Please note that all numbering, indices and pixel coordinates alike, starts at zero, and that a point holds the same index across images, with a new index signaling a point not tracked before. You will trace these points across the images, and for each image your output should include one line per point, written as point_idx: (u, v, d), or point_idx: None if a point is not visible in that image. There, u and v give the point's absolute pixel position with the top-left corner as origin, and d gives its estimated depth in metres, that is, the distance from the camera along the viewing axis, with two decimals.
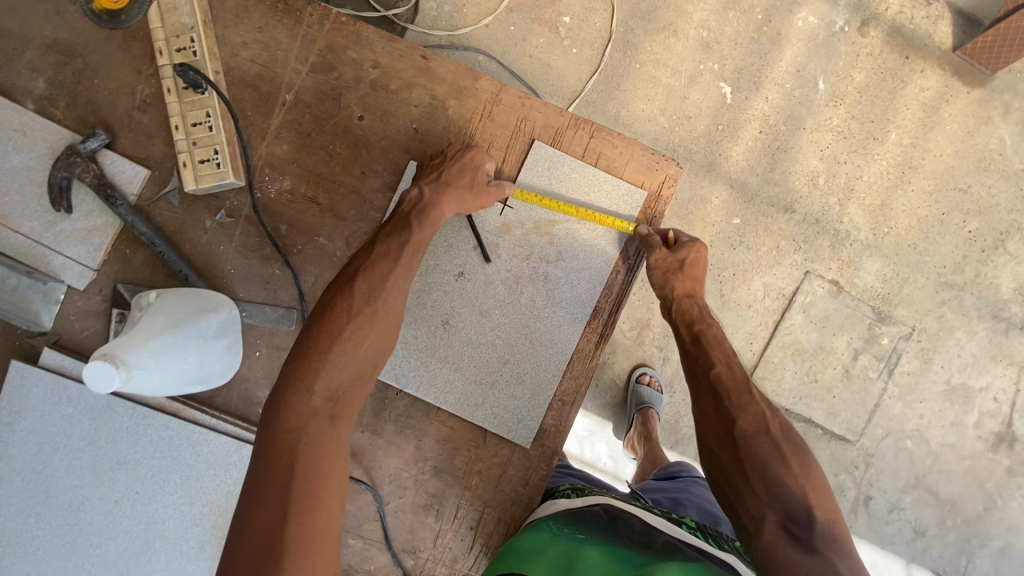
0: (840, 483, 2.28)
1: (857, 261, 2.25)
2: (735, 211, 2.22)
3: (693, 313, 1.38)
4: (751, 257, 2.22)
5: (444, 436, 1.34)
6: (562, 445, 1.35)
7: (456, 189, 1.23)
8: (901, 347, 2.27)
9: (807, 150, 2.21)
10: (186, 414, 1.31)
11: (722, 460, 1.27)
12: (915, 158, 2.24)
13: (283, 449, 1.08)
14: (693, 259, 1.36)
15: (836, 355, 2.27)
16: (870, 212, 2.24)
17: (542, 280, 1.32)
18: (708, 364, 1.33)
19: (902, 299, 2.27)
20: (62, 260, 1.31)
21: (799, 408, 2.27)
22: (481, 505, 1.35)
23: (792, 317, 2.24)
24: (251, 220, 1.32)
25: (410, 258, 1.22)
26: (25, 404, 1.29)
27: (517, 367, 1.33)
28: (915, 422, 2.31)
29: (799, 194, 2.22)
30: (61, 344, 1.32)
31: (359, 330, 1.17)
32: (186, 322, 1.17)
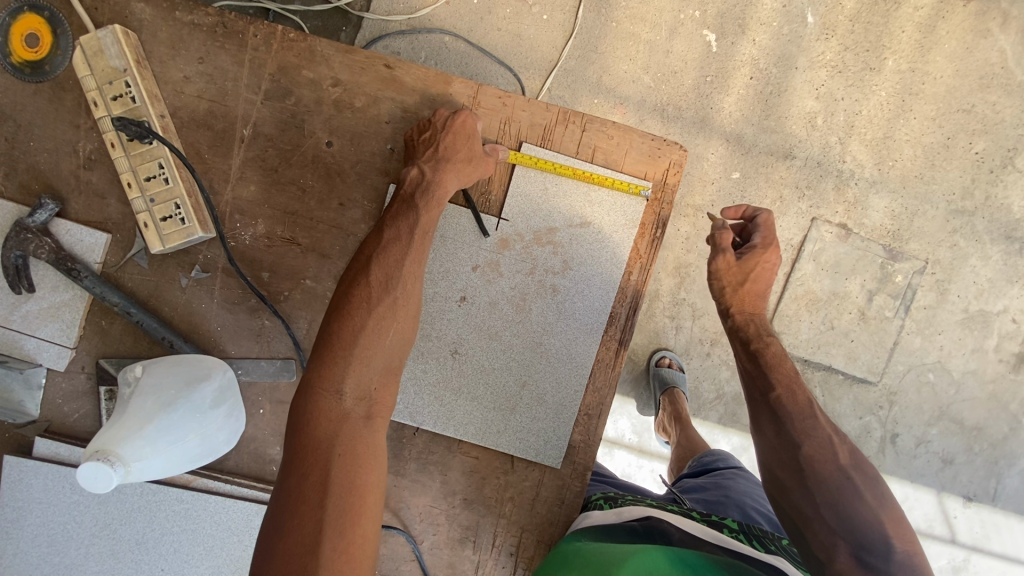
0: (865, 425, 2.13)
1: (863, 200, 2.04)
2: (735, 165, 2.02)
3: (752, 328, 1.39)
4: None
5: (470, 467, 1.29)
6: (594, 459, 1.29)
7: (456, 164, 1.13)
8: (915, 282, 2.07)
9: (801, 91, 2.01)
10: (197, 484, 1.24)
11: (788, 487, 1.23)
12: (914, 83, 2.01)
13: (317, 459, 0.96)
14: (758, 272, 1.39)
15: (851, 298, 2.07)
16: (873, 147, 2.03)
17: (550, 294, 1.23)
18: (767, 387, 1.31)
19: (913, 233, 2.06)
20: (36, 342, 1.22)
21: (818, 356, 2.09)
22: (518, 530, 1.29)
23: (802, 267, 2.06)
24: (229, 271, 1.22)
25: (421, 240, 1.11)
26: (28, 498, 1.22)
27: (536, 388, 1.25)
28: (936, 354, 2.12)
29: (795, 139, 2.02)
30: (53, 430, 1.23)
31: (381, 321, 1.05)
32: (180, 399, 1.09)
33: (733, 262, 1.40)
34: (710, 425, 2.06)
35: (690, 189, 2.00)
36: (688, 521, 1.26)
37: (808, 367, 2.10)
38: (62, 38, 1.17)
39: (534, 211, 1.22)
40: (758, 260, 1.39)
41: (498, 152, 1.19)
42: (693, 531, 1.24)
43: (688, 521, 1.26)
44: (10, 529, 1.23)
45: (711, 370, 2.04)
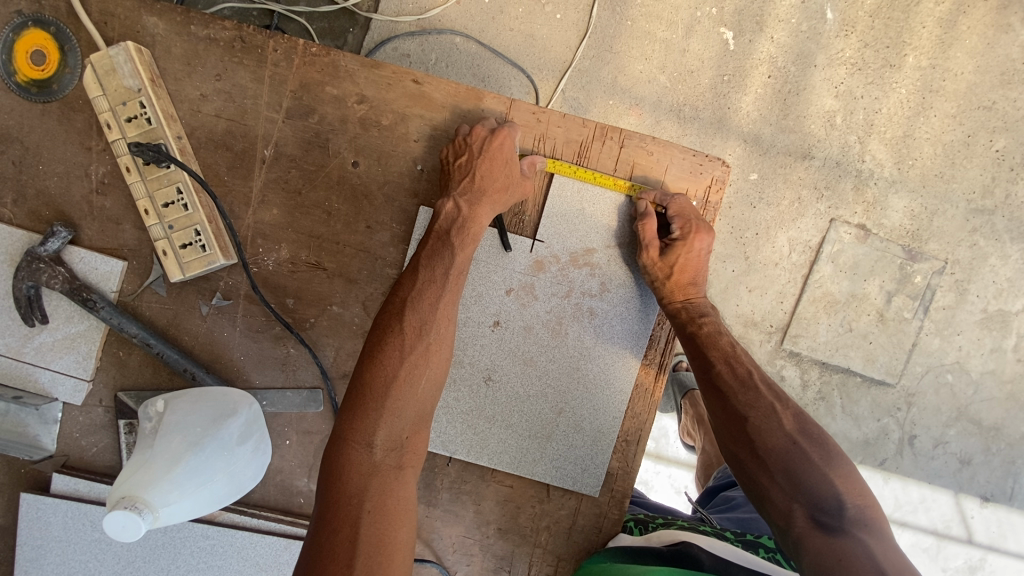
0: (883, 427, 1.96)
1: (883, 201, 1.88)
2: (751, 166, 1.88)
3: (685, 316, 1.16)
4: (772, 214, 1.88)
5: (504, 496, 1.24)
6: (633, 486, 1.24)
7: (491, 195, 1.10)
8: (935, 283, 1.91)
9: (820, 90, 1.85)
10: (223, 519, 1.19)
11: (740, 460, 1.09)
12: (935, 80, 1.86)
13: (348, 513, 0.92)
14: (689, 255, 1.14)
15: (870, 300, 1.91)
16: (892, 146, 1.87)
17: (587, 316, 1.18)
18: (708, 363, 1.14)
19: (932, 233, 1.90)
20: (50, 375, 1.17)
21: (836, 359, 1.93)
22: (554, 559, 1.24)
23: (821, 269, 1.89)
24: (252, 299, 1.17)
25: (454, 282, 1.07)
26: (47, 536, 1.18)
27: (573, 415, 1.20)
28: (955, 355, 1.95)
29: (814, 137, 1.87)
30: (70, 465, 1.19)
31: (413, 368, 1.02)
32: (206, 437, 1.04)
33: (657, 257, 1.13)
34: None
35: None
36: (718, 544, 1.21)
37: (825, 370, 1.94)
38: (70, 54, 1.11)
39: (570, 231, 1.17)
40: (682, 251, 1.13)
41: (536, 163, 1.14)
42: (723, 553, 1.18)
43: (717, 543, 1.21)
44: (29, 567, 1.19)
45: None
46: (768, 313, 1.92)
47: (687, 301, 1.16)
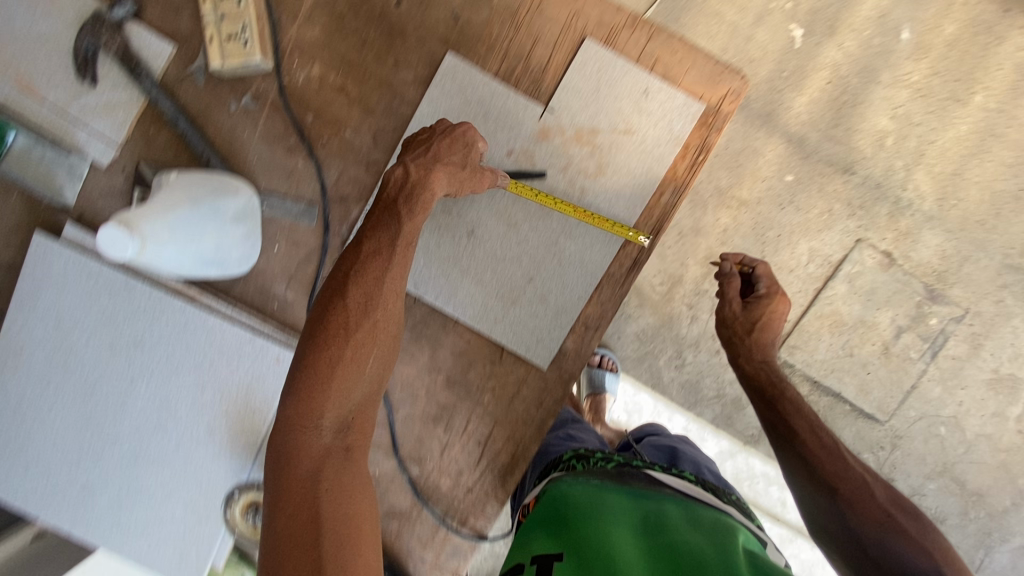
0: (864, 461, 2.24)
1: (915, 233, 2.10)
2: (790, 167, 2.11)
3: (764, 374, 1.46)
4: (799, 220, 2.13)
5: (459, 350, 1.30)
6: (581, 371, 1.29)
7: (447, 166, 1.11)
8: (949, 329, 2.14)
9: (877, 106, 2.06)
10: (203, 302, 1.29)
11: (857, 534, 1.23)
12: (998, 125, 2.03)
13: (299, 502, 0.98)
14: (767, 319, 1.46)
15: (878, 330, 2.15)
16: (939, 179, 2.07)
17: (578, 194, 1.23)
18: (793, 430, 1.38)
19: (960, 278, 2.11)
20: (86, 134, 1.27)
21: (829, 380, 2.19)
22: (491, 422, 1.31)
23: (834, 287, 2.14)
24: (276, 107, 1.26)
25: (401, 253, 1.08)
26: (48, 276, 1.29)
27: (541, 286, 1.26)
28: (953, 408, 2.18)
29: (861, 154, 2.07)
30: (83, 221, 1.30)
31: (360, 346, 1.05)
32: (205, 201, 1.12)
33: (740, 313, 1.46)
34: (702, 421, 2.25)
35: (740, 179, 2.10)
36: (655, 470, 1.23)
37: (815, 388, 2.20)
38: None
39: (581, 109, 1.21)
40: (767, 309, 1.46)
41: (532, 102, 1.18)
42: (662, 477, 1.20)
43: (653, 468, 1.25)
44: (24, 302, 1.30)
45: (716, 367, 2.24)
46: None
47: (764, 359, 1.47)
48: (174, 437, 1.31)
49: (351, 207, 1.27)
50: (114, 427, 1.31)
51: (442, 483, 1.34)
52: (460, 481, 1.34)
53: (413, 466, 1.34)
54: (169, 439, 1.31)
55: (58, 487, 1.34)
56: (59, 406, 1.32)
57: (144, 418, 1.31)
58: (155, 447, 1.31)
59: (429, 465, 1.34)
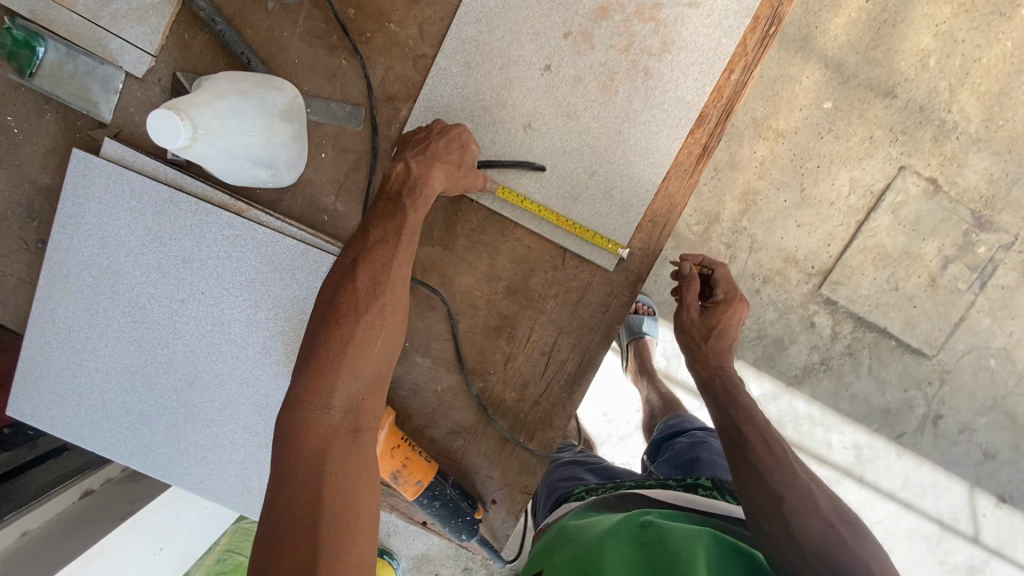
0: (908, 399, 2.12)
1: (961, 157, 1.97)
2: (828, 95, 1.96)
3: (718, 381, 1.31)
4: (839, 148, 1.98)
5: (519, 256, 1.25)
6: (649, 271, 1.23)
7: (446, 164, 1.09)
8: (999, 257, 2.01)
9: (919, 24, 1.91)
10: (250, 215, 1.23)
11: (777, 543, 1.02)
12: None
13: (306, 476, 0.93)
14: (724, 326, 1.30)
15: (924, 262, 2.02)
16: (984, 101, 1.94)
17: (642, 76, 1.14)
18: (741, 440, 1.20)
19: (1007, 204, 1.98)
20: (119, 43, 1.20)
21: (873, 316, 2.07)
22: (556, 330, 1.26)
23: (877, 219, 2.00)
24: (317, 3, 1.19)
25: (406, 242, 1.07)
26: (89, 195, 1.22)
27: (605, 180, 1.18)
28: (1004, 340, 2.07)
29: (902, 76, 1.93)
30: (122, 138, 1.24)
31: (371, 328, 1.02)
32: (252, 92, 1.06)
33: (696, 317, 1.32)
34: (745, 363, 2.13)
35: (775, 110, 1.97)
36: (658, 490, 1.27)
37: (859, 326, 2.08)
38: None
39: None
40: (724, 315, 1.30)
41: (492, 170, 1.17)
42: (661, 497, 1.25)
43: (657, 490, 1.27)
44: (65, 224, 1.24)
45: (757, 308, 2.09)
46: (813, 253, 2.04)
47: (721, 366, 1.31)
48: (230, 358, 1.27)
49: (400, 106, 1.20)
50: (168, 351, 1.28)
51: (507, 397, 1.29)
52: (525, 394, 1.29)
53: (477, 381, 1.29)
54: (224, 361, 1.27)
55: (113, 418, 1.31)
56: (112, 332, 1.28)
57: (197, 342, 1.27)
58: (212, 370, 1.28)
59: (492, 378, 1.29)
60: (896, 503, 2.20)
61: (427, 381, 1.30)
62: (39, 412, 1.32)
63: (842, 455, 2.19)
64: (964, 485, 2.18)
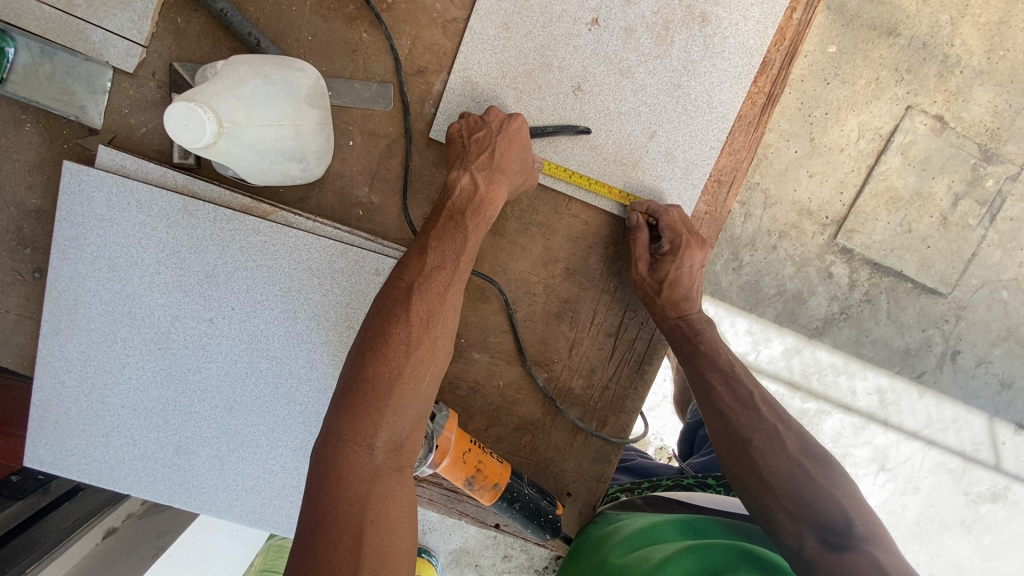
0: (926, 339, 1.95)
1: (965, 91, 1.78)
2: (831, 38, 1.76)
3: (680, 333, 1.13)
4: (846, 94, 1.77)
5: (576, 233, 1.15)
6: (717, 235, 1.15)
7: (509, 177, 1.03)
8: (1006, 189, 1.83)
9: None
10: (277, 217, 1.10)
11: (746, 485, 1.04)
12: None
13: (350, 522, 0.84)
14: (679, 277, 1.09)
15: (935, 201, 1.83)
16: (985, 32, 1.75)
17: (698, 23, 1.05)
18: (706, 385, 1.10)
19: (1013, 134, 1.80)
20: (102, 35, 1.05)
21: (889, 261, 1.88)
22: (621, 309, 1.18)
23: (888, 160, 1.80)
24: None
25: (463, 270, 0.98)
26: (89, 213, 1.08)
27: (666, 140, 1.09)
28: (1016, 270, 1.89)
29: (903, 14, 1.73)
30: (118, 144, 1.10)
31: (419, 365, 0.92)
32: (275, 75, 0.94)
33: (645, 273, 1.11)
34: (766, 322, 1.94)
35: None
36: (699, 495, 1.31)
37: (876, 271, 1.89)
38: None
39: None
40: (673, 267, 1.08)
41: (536, 162, 1.07)
42: (701, 503, 1.28)
43: (697, 495, 1.31)
44: (65, 248, 1.10)
45: (774, 264, 1.90)
46: (826, 203, 1.84)
47: (681, 318, 1.12)
48: (271, 377, 1.16)
49: (432, 79, 1.09)
50: (201, 377, 1.16)
51: (575, 385, 1.21)
52: (594, 380, 1.21)
53: (541, 372, 1.20)
54: (266, 382, 1.16)
55: (147, 456, 1.20)
56: (135, 362, 1.16)
57: (233, 363, 1.16)
58: (253, 392, 1.17)
59: (558, 367, 1.20)
60: (920, 442, 2.04)
61: (487, 377, 1.20)
62: (62, 459, 1.19)
63: (866, 401, 2.01)
64: (984, 417, 2.04)
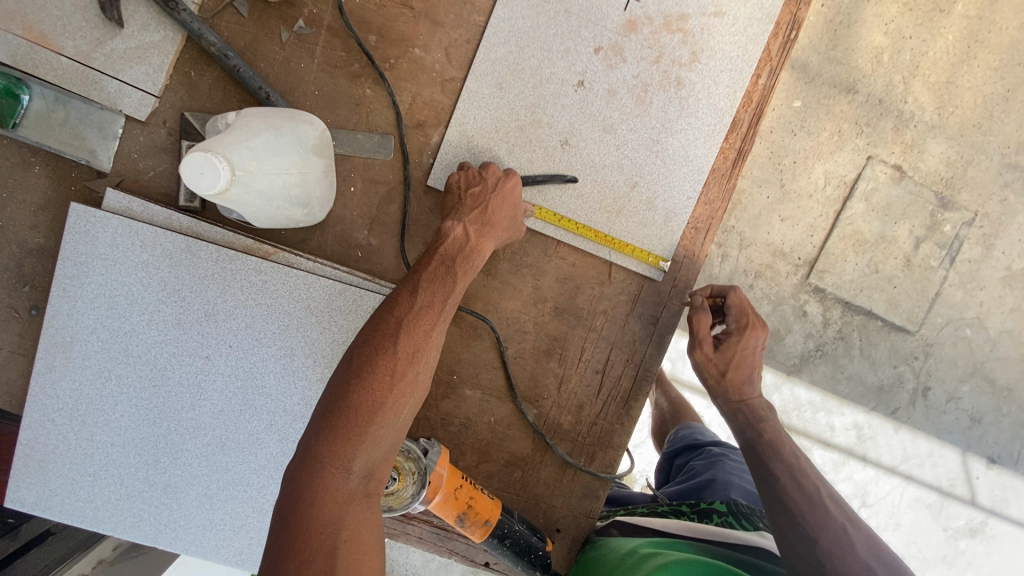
0: (898, 375, 2.04)
1: (920, 143, 1.92)
2: (797, 93, 1.92)
3: None
4: (812, 144, 1.92)
5: (565, 274, 1.22)
6: (696, 278, 1.23)
7: (499, 230, 1.10)
8: (962, 234, 1.96)
9: (871, 24, 1.87)
10: (278, 258, 1.15)
11: None
12: (980, 31, 1.88)
13: (321, 544, 0.83)
14: (742, 356, 1.23)
15: (899, 244, 1.95)
16: (936, 91, 1.90)
17: (674, 85, 1.16)
18: None
19: (966, 183, 1.94)
20: (117, 85, 1.12)
21: (859, 300, 1.98)
22: (608, 347, 1.24)
23: (853, 207, 1.93)
24: (335, 30, 1.14)
25: (449, 308, 1.02)
26: (93, 253, 1.11)
27: (646, 190, 1.18)
28: (976, 310, 2.01)
29: (860, 73, 1.89)
30: (125, 186, 1.15)
31: (401, 395, 0.93)
32: (285, 126, 1.01)
33: (710, 353, 1.23)
34: None
35: None
36: (670, 522, 1.31)
37: (847, 310, 1.99)
38: None
39: None
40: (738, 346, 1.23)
41: (526, 212, 1.15)
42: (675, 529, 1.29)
43: (671, 522, 1.31)
44: (67, 286, 1.12)
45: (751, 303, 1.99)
46: (798, 245, 1.96)
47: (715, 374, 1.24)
48: (265, 414, 1.18)
49: (430, 132, 1.17)
50: (193, 415, 1.17)
51: (564, 421, 1.25)
52: (582, 416, 1.25)
53: (530, 408, 1.24)
54: (259, 419, 1.18)
55: (132, 494, 1.19)
56: (126, 399, 1.16)
57: (226, 400, 1.17)
58: (245, 428, 1.18)
59: (546, 403, 1.24)
60: (897, 477, 2.10)
61: (478, 414, 1.23)
62: (46, 499, 1.17)
63: (843, 437, 2.08)
64: (957, 452, 2.11)
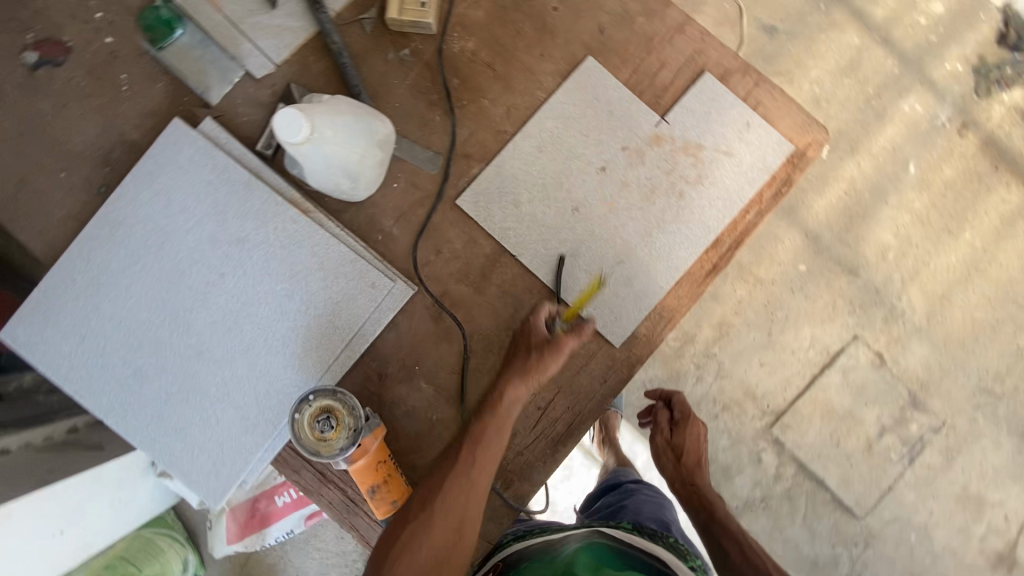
0: (834, 556, 2.20)
1: (904, 341, 2.20)
2: (804, 259, 2.21)
3: None
4: (807, 306, 2.19)
5: (540, 314, 1.38)
6: (647, 357, 1.38)
7: (521, 382, 1.28)
8: (927, 437, 2.20)
9: (883, 224, 2.21)
10: (313, 216, 1.35)
11: None
12: (981, 262, 2.21)
13: None
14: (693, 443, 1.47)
15: (865, 426, 2.18)
16: (930, 301, 2.21)
17: (677, 196, 1.38)
18: None
19: (939, 391, 2.20)
20: (250, 47, 1.39)
21: (815, 465, 2.19)
22: (555, 389, 1.37)
23: (830, 376, 2.18)
24: (430, 65, 1.42)
25: (474, 454, 1.25)
26: (172, 160, 1.34)
27: (628, 268, 1.37)
28: (924, 517, 2.20)
29: (864, 260, 2.20)
30: (220, 121, 1.39)
31: (418, 539, 1.22)
32: (363, 116, 1.25)
33: (665, 440, 1.49)
34: None
35: (759, 261, 2.20)
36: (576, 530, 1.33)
37: (804, 471, 2.20)
38: None
39: (694, 125, 1.40)
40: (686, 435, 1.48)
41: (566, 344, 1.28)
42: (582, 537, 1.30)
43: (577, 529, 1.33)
44: (141, 178, 1.34)
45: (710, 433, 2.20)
46: (771, 394, 2.19)
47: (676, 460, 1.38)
48: (247, 338, 1.33)
49: (473, 164, 1.40)
50: (188, 318, 1.33)
51: None
52: (512, 442, 1.36)
53: (470, 418, 1.36)
54: (241, 341, 1.33)
55: (107, 368, 1.32)
56: (140, 285, 1.33)
57: (221, 315, 1.33)
58: (226, 345, 1.32)
59: None
60: None
61: (425, 407, 1.36)
62: (36, 346, 1.32)
63: None
64: None
